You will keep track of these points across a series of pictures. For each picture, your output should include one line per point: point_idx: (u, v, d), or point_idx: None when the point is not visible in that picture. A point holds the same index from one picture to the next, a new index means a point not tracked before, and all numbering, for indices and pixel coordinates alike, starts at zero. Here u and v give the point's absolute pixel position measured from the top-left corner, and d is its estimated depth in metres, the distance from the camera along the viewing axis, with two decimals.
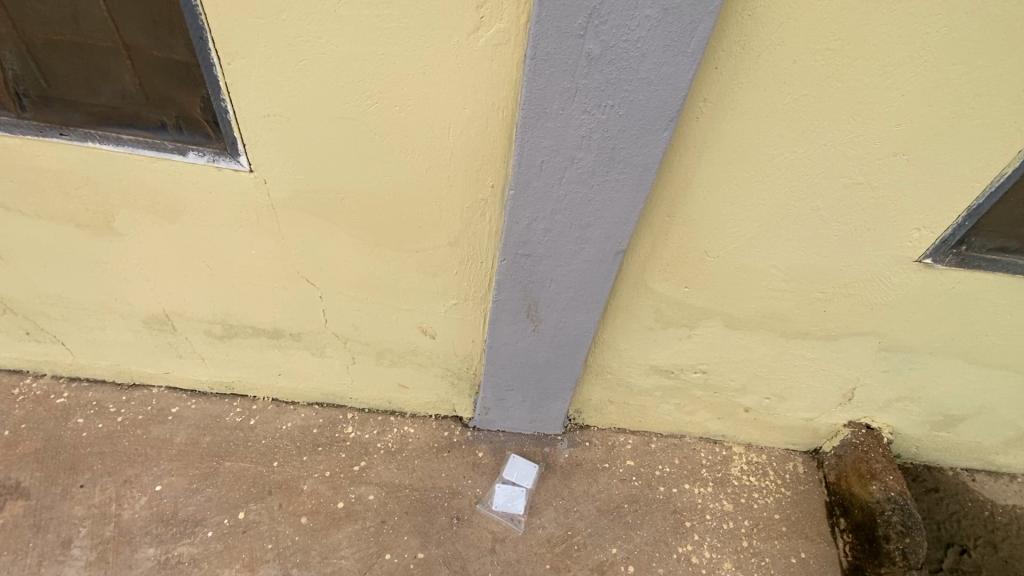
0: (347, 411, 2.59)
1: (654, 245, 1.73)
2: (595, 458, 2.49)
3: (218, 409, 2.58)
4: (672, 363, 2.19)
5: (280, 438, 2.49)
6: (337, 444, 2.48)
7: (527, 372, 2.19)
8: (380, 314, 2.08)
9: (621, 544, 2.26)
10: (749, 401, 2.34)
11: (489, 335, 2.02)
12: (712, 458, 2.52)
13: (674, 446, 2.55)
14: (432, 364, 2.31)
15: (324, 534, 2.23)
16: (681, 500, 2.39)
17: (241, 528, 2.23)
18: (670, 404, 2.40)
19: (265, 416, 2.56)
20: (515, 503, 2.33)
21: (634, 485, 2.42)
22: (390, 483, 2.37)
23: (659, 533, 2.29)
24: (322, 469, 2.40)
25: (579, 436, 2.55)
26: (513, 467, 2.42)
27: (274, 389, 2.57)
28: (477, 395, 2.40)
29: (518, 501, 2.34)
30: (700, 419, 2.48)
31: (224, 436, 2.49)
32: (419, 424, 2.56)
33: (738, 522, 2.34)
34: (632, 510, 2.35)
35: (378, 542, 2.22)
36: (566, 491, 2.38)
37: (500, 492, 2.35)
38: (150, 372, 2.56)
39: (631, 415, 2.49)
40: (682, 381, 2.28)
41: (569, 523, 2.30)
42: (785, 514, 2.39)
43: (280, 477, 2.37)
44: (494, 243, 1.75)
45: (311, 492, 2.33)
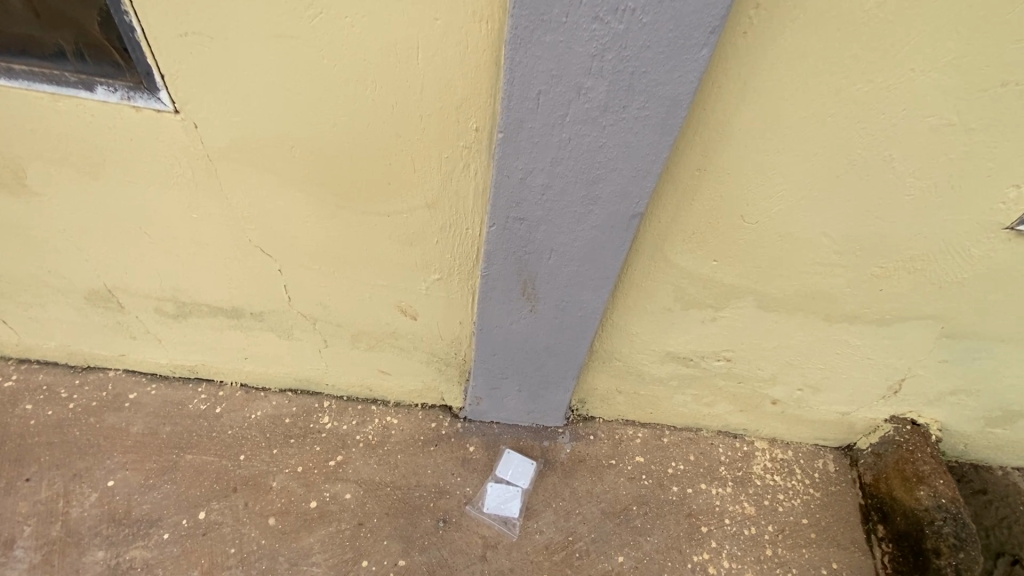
0: (324, 399, 2.34)
1: (678, 208, 1.40)
2: (600, 454, 2.22)
3: (181, 395, 2.33)
4: (691, 351, 1.89)
5: (249, 429, 2.24)
6: (311, 436, 2.23)
7: (525, 360, 1.90)
8: (351, 293, 1.78)
9: (628, 551, 1.99)
10: (778, 392, 2.05)
11: (479, 316, 1.72)
12: (731, 455, 2.26)
13: (688, 441, 2.28)
14: (415, 349, 2.02)
15: (294, 537, 1.98)
16: (696, 503, 2.12)
17: (200, 530, 1.98)
18: (687, 395, 2.12)
19: (232, 403, 2.31)
20: (511, 507, 2.07)
21: (644, 484, 2.15)
22: (370, 481, 2.12)
23: (672, 540, 2.03)
24: (294, 463, 2.15)
25: (582, 429, 2.28)
26: (509, 466, 2.16)
27: (242, 374, 2.32)
28: (468, 383, 2.13)
29: (514, 504, 2.08)
30: (719, 411, 2.19)
31: (187, 426, 2.24)
32: (403, 415, 2.30)
33: (761, 527, 2.08)
34: (641, 513, 2.08)
35: (354, 548, 1.97)
36: (567, 492, 2.12)
37: (494, 493, 2.09)
38: (105, 355, 2.30)
39: (641, 406, 2.21)
40: (702, 371, 1.98)
41: (570, 528, 2.04)
42: (814, 519, 2.12)
43: (246, 473, 2.12)
44: (481, 205, 1.43)
45: (281, 491, 2.09)
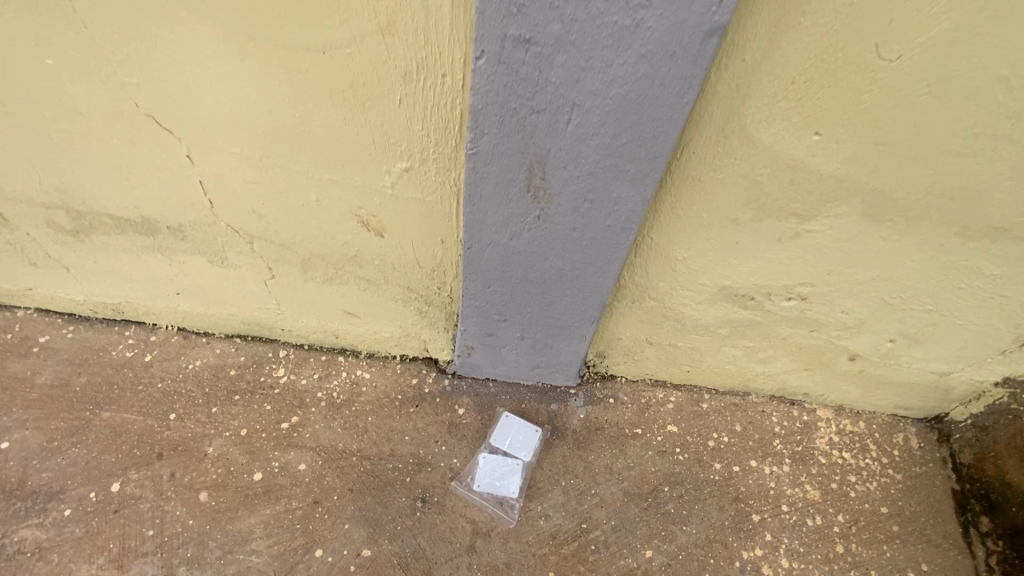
0: (280, 349, 1.88)
1: (774, 31, 0.90)
2: (622, 422, 1.76)
3: (103, 340, 1.88)
4: (755, 285, 1.40)
5: (184, 383, 1.80)
6: (260, 393, 1.78)
7: (529, 295, 1.42)
8: (290, 196, 1.29)
9: (658, 544, 1.55)
10: (860, 345, 1.56)
11: (466, 226, 1.23)
12: (787, 426, 1.79)
13: (733, 408, 1.82)
14: (386, 281, 1.54)
15: (230, 518, 1.55)
16: (745, 484, 1.66)
17: (111, 507, 1.56)
18: (738, 348, 1.64)
19: (166, 351, 1.87)
20: (507, 485, 1.63)
21: (678, 460, 1.69)
22: (331, 449, 1.68)
23: (715, 531, 1.57)
24: (236, 426, 1.71)
25: (599, 391, 1.82)
26: (506, 434, 1.71)
27: (178, 315, 1.86)
28: (456, 328, 1.66)
29: (511, 481, 1.63)
30: (777, 370, 1.72)
31: (107, 377, 1.80)
32: (377, 369, 1.85)
33: (828, 517, 1.62)
34: (674, 495, 1.63)
35: (305, 533, 1.54)
36: (580, 468, 1.67)
37: (486, 467, 1.65)
38: (6, 289, 1.85)
39: (677, 361, 1.74)
40: (764, 315, 1.50)
41: (584, 513, 1.59)
42: (895, 507, 1.66)
43: (175, 437, 1.69)
44: (464, 29, 0.93)
45: (217, 459, 1.65)
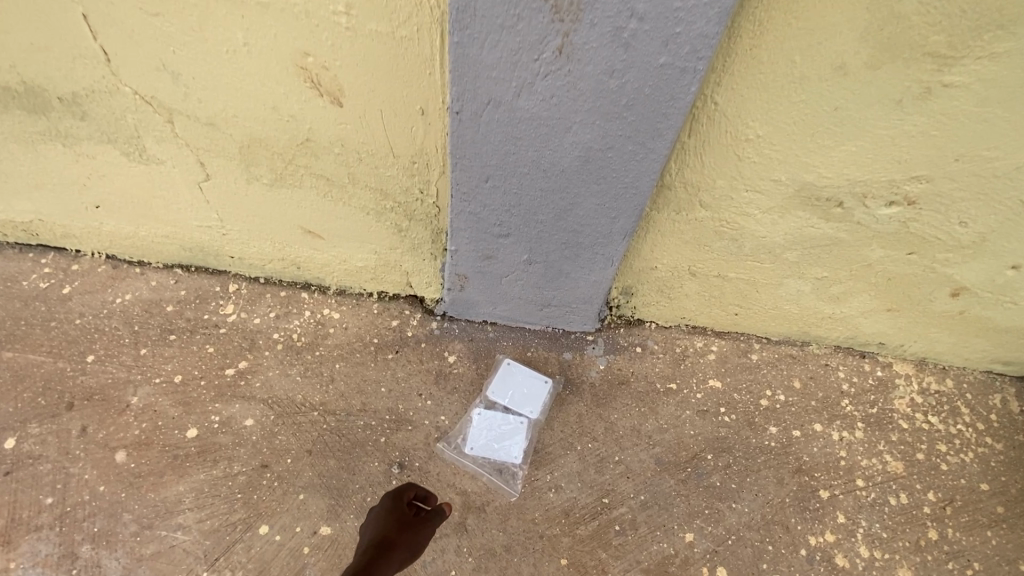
0: (228, 282, 1.52)
1: None
2: (653, 375, 1.40)
3: (13, 268, 1.52)
4: (849, 181, 1.03)
5: (108, 320, 1.45)
6: (202, 332, 1.43)
7: (539, 194, 1.04)
8: (213, 35, 0.94)
9: (700, 526, 1.21)
10: (971, 273, 1.20)
11: (453, 74, 0.86)
12: (859, 384, 1.43)
13: (790, 360, 1.45)
14: (352, 180, 1.17)
15: (153, 484, 1.21)
16: (809, 453, 1.31)
17: (4, 467, 1.23)
18: (807, 279, 1.28)
19: (89, 282, 1.51)
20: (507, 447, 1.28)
21: (724, 422, 1.34)
22: (286, 401, 1.33)
23: (773, 510, 1.23)
24: (169, 371, 1.37)
25: (625, 338, 1.46)
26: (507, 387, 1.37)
27: (103, 238, 1.50)
28: (446, 257, 1.29)
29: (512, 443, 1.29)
30: (852, 311, 1.36)
31: (14, 312, 1.45)
32: (348, 308, 1.48)
33: (916, 496, 1.27)
34: (720, 465, 1.28)
35: (248, 504, 1.20)
36: (601, 429, 1.32)
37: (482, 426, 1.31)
38: None
39: (725, 300, 1.38)
40: (851, 228, 1.13)
41: (606, 485, 1.25)
42: (998, 484, 1.31)
43: (92, 384, 1.34)
44: None
45: (142, 412, 1.30)
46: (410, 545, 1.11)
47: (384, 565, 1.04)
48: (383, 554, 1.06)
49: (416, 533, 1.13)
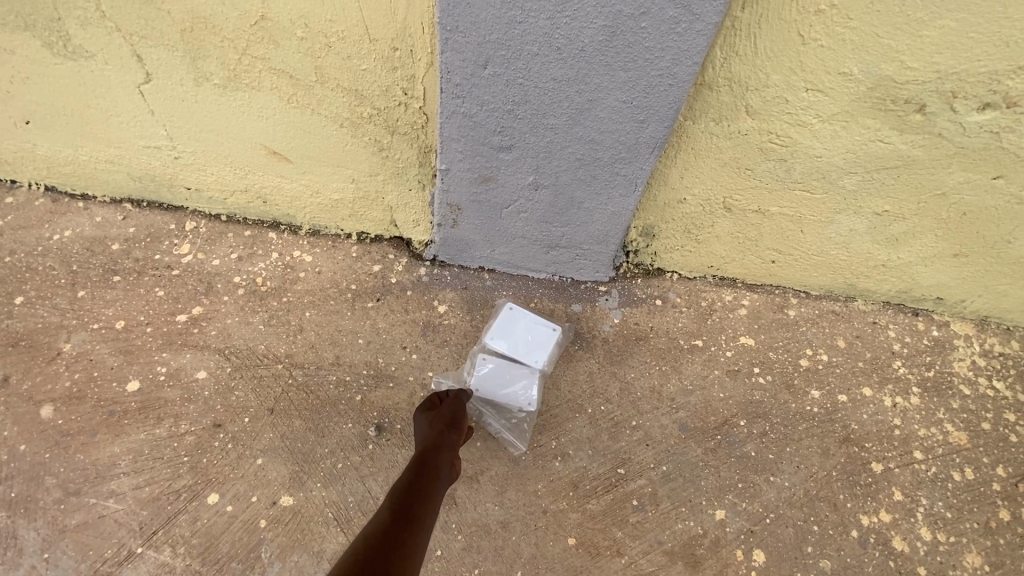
0: (185, 220, 1.31)
1: None
2: (676, 330, 1.21)
3: None
4: (940, 73, 0.83)
5: (42, 258, 1.25)
6: (151, 274, 1.23)
7: (550, 84, 0.84)
8: None
9: (733, 502, 1.02)
10: None
11: None
12: (914, 345, 1.24)
13: (833, 317, 1.26)
14: (322, 79, 0.96)
15: (83, 443, 1.02)
16: (858, 421, 1.12)
17: None
18: (862, 215, 1.08)
19: (23, 217, 1.31)
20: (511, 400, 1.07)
21: (758, 384, 1.15)
22: (246, 352, 1.13)
23: (818, 484, 1.04)
24: (110, 316, 1.16)
25: (643, 288, 1.26)
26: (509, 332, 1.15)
27: (40, 166, 1.30)
28: (436, 185, 1.09)
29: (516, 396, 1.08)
30: (911, 256, 1.16)
31: None
32: (322, 251, 1.27)
33: (983, 471, 1.08)
34: (756, 433, 1.09)
35: (196, 469, 1.00)
36: (615, 389, 1.13)
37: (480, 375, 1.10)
38: None
39: (762, 243, 1.18)
40: (927, 142, 0.93)
41: (621, 453, 1.06)
42: None
43: (18, 329, 1.14)
44: None
45: (75, 360, 1.11)
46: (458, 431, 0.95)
47: (439, 457, 0.88)
48: (431, 448, 0.89)
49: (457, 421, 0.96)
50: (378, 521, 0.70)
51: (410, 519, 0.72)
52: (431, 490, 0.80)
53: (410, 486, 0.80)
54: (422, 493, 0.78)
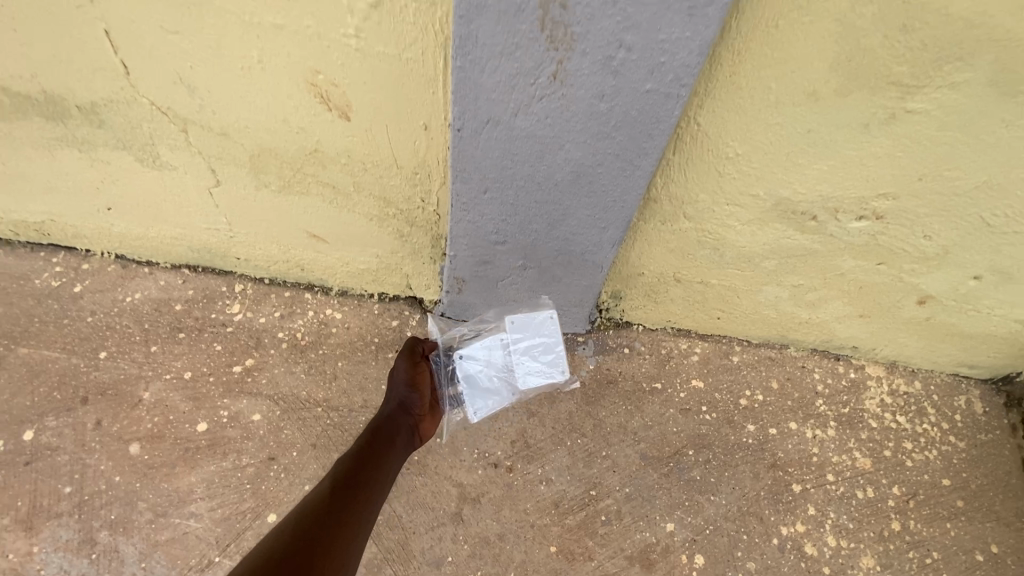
0: (235, 282, 1.58)
1: None
2: (640, 375, 1.48)
3: (25, 267, 1.57)
4: (824, 197, 1.11)
5: (118, 317, 1.51)
6: (209, 331, 1.49)
7: (534, 205, 1.12)
8: (225, 51, 0.97)
9: (681, 516, 1.30)
10: (936, 283, 1.28)
11: (455, 94, 0.91)
12: (833, 384, 1.52)
13: (769, 362, 1.54)
14: (358, 189, 1.23)
15: (167, 474, 1.29)
16: (784, 450, 1.40)
17: (22, 459, 1.30)
18: (784, 286, 1.36)
19: (98, 281, 1.57)
20: (486, 363, 1.34)
21: (705, 420, 1.43)
22: (291, 397, 1.40)
23: (749, 502, 1.32)
24: (179, 368, 1.43)
25: (613, 338, 1.53)
26: (548, 342, 1.34)
27: (113, 239, 1.56)
28: (444, 262, 1.36)
29: (483, 366, 1.34)
30: (827, 316, 1.44)
31: (27, 309, 1.51)
32: (349, 308, 1.54)
33: (881, 489, 1.37)
34: (702, 460, 1.37)
35: (258, 494, 1.28)
36: (590, 426, 1.40)
37: (523, 328, 1.33)
38: None
39: (707, 305, 1.46)
40: (824, 240, 1.21)
41: (593, 478, 1.33)
42: (959, 479, 1.40)
43: (104, 380, 1.41)
44: None
45: (154, 406, 1.37)
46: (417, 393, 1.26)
47: (403, 415, 1.22)
48: (399, 409, 1.23)
49: (416, 383, 1.28)
50: (349, 460, 1.06)
51: (372, 461, 1.07)
52: (393, 439, 1.15)
53: (378, 435, 1.14)
54: (384, 444, 1.12)
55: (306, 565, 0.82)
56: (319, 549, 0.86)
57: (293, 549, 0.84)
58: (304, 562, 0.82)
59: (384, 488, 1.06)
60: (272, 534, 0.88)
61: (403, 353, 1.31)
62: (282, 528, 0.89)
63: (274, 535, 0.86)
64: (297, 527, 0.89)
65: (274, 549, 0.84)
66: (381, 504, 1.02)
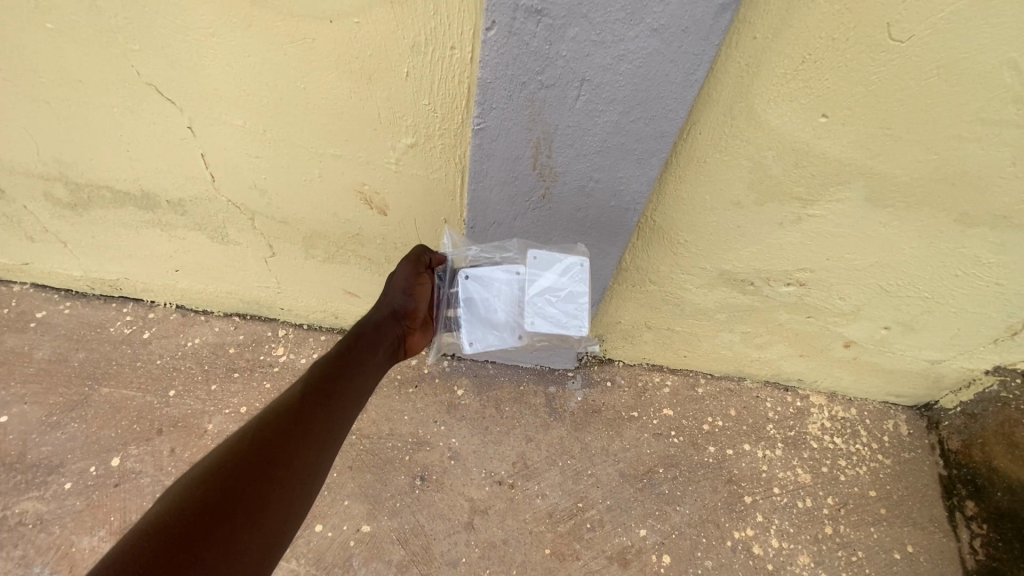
0: (279, 327, 1.87)
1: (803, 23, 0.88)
2: (619, 404, 1.77)
3: (100, 316, 1.87)
4: (757, 270, 1.41)
5: (182, 359, 1.80)
6: (260, 370, 1.78)
7: None
8: (293, 170, 1.27)
9: (652, 524, 1.58)
10: (856, 331, 1.58)
11: (469, 205, 1.21)
12: (781, 411, 1.81)
13: (728, 392, 1.83)
14: (388, 260, 1.53)
15: None
16: (738, 467, 1.69)
17: (112, 481, 1.59)
18: (735, 332, 1.66)
19: (163, 327, 1.86)
20: (496, 290, 1.21)
21: (673, 443, 1.72)
22: None
23: (708, 511, 1.61)
24: (236, 403, 1.72)
25: (597, 373, 1.82)
26: (568, 289, 1.18)
27: (176, 293, 1.85)
28: None
29: (495, 294, 1.21)
30: (773, 355, 1.74)
31: (105, 353, 1.80)
32: None
33: (818, 500, 1.66)
34: (670, 476, 1.66)
35: None
36: (577, 448, 1.69)
37: (543, 265, 1.18)
38: (4, 263, 1.84)
39: (674, 346, 1.75)
40: (762, 299, 1.51)
41: (580, 492, 1.62)
42: (884, 491, 1.69)
43: (175, 413, 1.70)
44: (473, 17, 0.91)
45: (218, 436, 1.66)
46: (411, 304, 1.21)
47: (394, 324, 1.19)
48: (391, 318, 1.18)
49: (414, 293, 1.22)
50: (329, 363, 1.05)
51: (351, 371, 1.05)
52: (377, 347, 1.12)
53: (363, 342, 1.11)
54: (368, 353, 1.10)
55: (264, 475, 0.84)
56: (281, 457, 0.87)
57: (248, 453, 0.86)
58: (260, 467, 0.84)
59: (360, 395, 1.05)
60: (239, 431, 0.90)
61: (410, 258, 1.22)
62: (247, 430, 0.91)
63: (237, 437, 0.88)
64: (259, 433, 0.89)
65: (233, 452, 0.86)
66: (355, 409, 1.02)
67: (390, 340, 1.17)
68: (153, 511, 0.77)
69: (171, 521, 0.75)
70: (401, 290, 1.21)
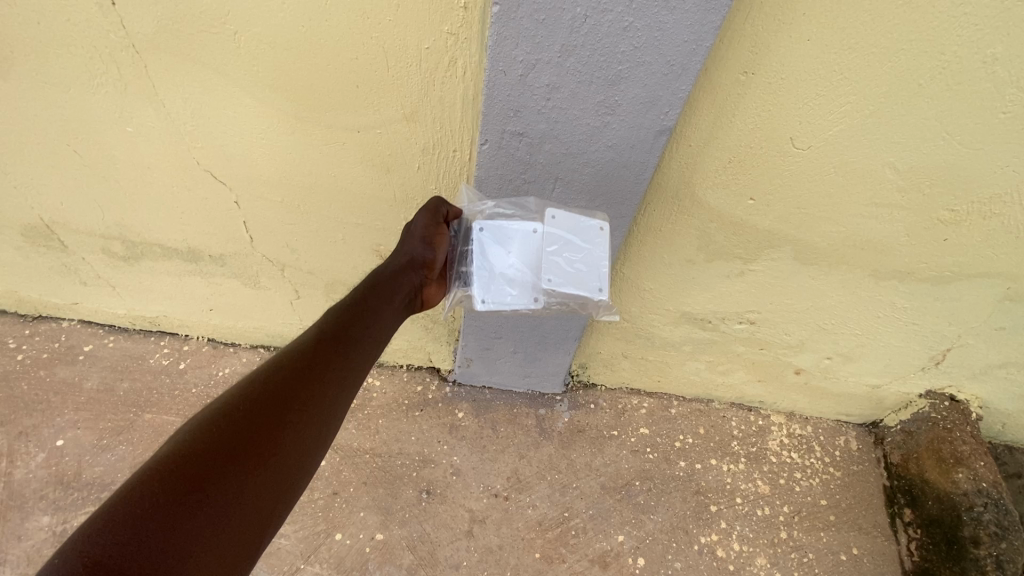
0: None
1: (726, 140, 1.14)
2: (601, 424, 2.01)
3: (141, 349, 2.10)
4: (712, 311, 1.66)
5: (215, 387, 2.03)
6: None
7: None
8: (321, 234, 1.52)
9: (629, 530, 1.82)
10: (804, 361, 1.82)
11: None
12: (745, 429, 2.04)
13: (698, 413, 2.06)
14: None
15: None
16: (705, 480, 1.93)
17: None
18: (701, 361, 1.90)
19: (197, 358, 2.09)
20: (512, 246, 1.15)
21: (648, 458, 1.95)
22: (347, 447, 1.92)
23: (678, 519, 1.85)
24: None
25: (582, 397, 2.06)
26: (586, 250, 1.15)
27: (209, 328, 2.09)
28: (457, 344, 1.90)
29: (510, 248, 1.16)
30: (735, 381, 1.98)
31: (147, 382, 2.03)
32: (386, 376, 2.07)
33: (775, 508, 1.89)
34: (645, 488, 1.89)
35: (327, 519, 1.79)
36: (564, 464, 1.92)
37: (563, 224, 1.15)
38: (56, 302, 2.08)
39: (649, 373, 1.99)
40: (720, 335, 1.75)
41: (566, 503, 1.85)
42: (834, 500, 1.92)
43: None
44: (472, 133, 1.17)
45: None
46: (430, 254, 1.18)
47: (412, 275, 1.17)
48: (408, 268, 1.16)
49: (432, 243, 1.19)
50: (345, 313, 1.05)
51: (366, 322, 1.06)
52: (392, 299, 1.12)
53: (378, 293, 1.10)
54: (382, 305, 1.10)
55: (280, 419, 0.87)
56: (297, 404, 0.90)
57: (262, 396, 0.89)
58: (278, 412, 0.88)
59: (373, 346, 1.06)
60: (255, 372, 0.93)
61: (428, 208, 1.18)
62: (258, 376, 0.92)
63: (248, 383, 0.90)
64: (273, 378, 0.92)
65: (244, 398, 0.88)
66: (368, 360, 1.04)
67: (405, 292, 1.16)
68: (170, 445, 0.81)
69: (183, 461, 0.77)
70: (421, 239, 1.18)
